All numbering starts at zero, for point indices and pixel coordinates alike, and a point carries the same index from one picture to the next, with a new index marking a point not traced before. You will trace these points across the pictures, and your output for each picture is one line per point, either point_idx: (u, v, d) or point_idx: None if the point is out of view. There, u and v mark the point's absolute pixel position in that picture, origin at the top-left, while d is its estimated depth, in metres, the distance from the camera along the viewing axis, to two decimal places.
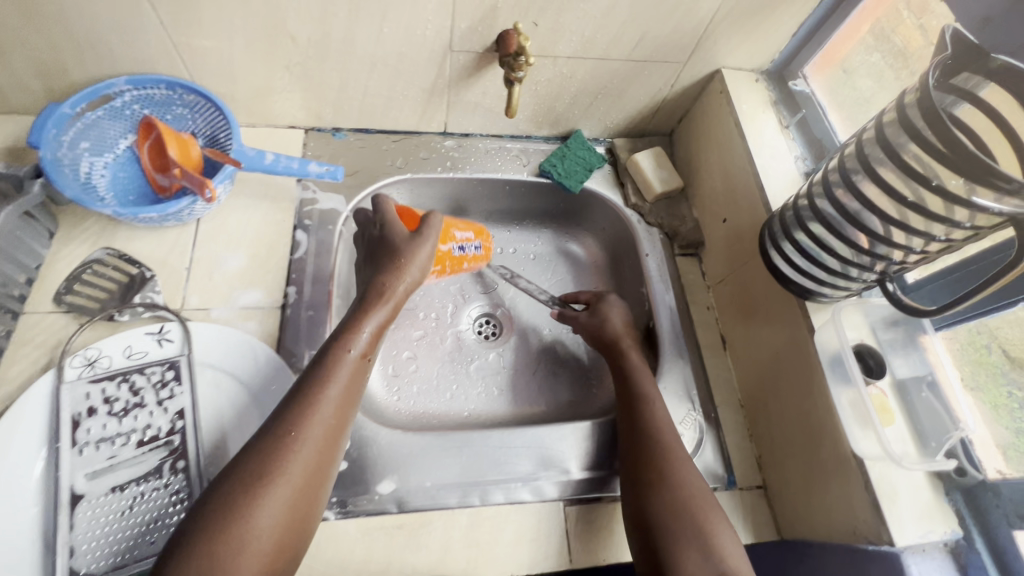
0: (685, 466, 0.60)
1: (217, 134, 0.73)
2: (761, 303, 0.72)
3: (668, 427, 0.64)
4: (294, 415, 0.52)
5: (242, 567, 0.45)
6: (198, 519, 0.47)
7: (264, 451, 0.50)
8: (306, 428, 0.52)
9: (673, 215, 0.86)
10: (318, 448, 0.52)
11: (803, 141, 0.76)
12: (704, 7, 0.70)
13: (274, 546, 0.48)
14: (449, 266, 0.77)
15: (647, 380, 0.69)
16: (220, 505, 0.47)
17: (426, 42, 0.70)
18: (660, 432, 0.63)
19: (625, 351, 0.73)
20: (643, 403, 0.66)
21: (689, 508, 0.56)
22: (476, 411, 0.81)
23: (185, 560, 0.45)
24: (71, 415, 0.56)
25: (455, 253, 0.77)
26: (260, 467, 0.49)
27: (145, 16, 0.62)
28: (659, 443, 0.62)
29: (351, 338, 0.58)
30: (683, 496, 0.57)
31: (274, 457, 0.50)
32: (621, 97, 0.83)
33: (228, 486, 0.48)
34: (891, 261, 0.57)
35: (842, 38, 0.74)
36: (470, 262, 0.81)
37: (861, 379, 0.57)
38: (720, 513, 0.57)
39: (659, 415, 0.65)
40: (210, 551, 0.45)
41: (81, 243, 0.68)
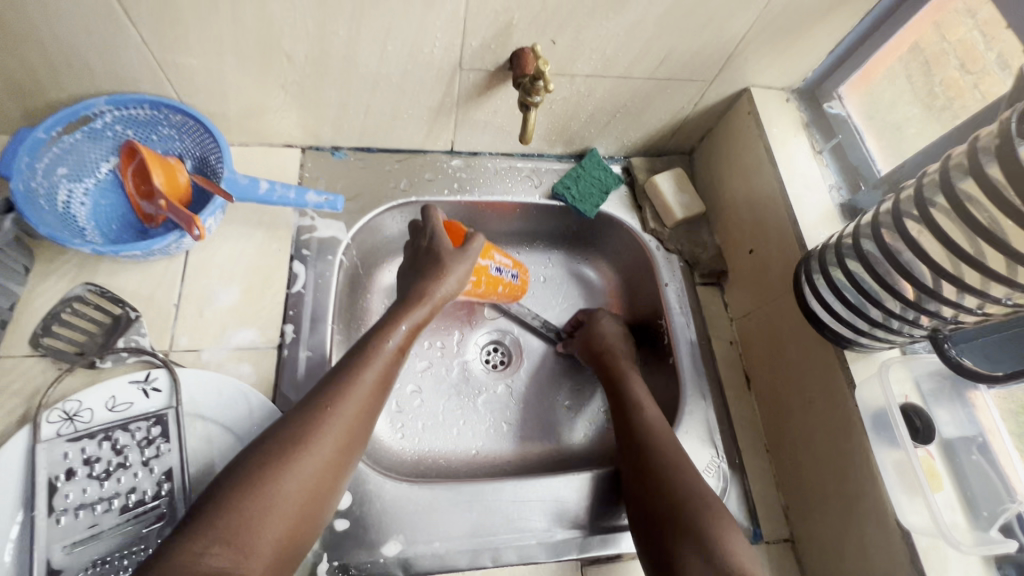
0: (685, 470, 0.59)
1: (207, 157, 0.68)
2: (790, 344, 0.67)
3: (665, 435, 0.63)
4: (334, 392, 0.53)
5: (266, 528, 0.45)
6: (230, 477, 0.47)
7: (305, 419, 0.51)
8: (344, 405, 0.53)
9: (693, 242, 0.81)
10: (353, 426, 0.53)
11: (837, 168, 0.72)
12: (738, 24, 0.64)
13: (299, 513, 0.48)
14: (484, 285, 0.73)
15: (642, 392, 0.69)
16: (252, 467, 0.47)
17: (434, 61, 0.64)
18: (657, 438, 0.63)
19: (618, 365, 0.73)
20: (638, 410, 0.66)
21: (691, 513, 0.54)
22: (484, 449, 0.75)
23: (214, 514, 0.44)
24: (48, 478, 0.51)
25: (491, 273, 0.73)
26: (298, 433, 0.50)
27: (125, 35, 0.56)
28: (657, 447, 0.61)
29: (391, 327, 0.60)
30: (686, 499, 0.56)
31: (311, 427, 0.51)
32: (641, 115, 0.78)
33: (263, 450, 0.49)
34: (946, 320, 0.52)
35: (881, 57, 0.69)
36: (505, 288, 0.77)
37: (910, 441, 0.54)
38: (725, 518, 0.55)
39: (656, 423, 0.65)
40: (240, 507, 0.45)
41: (60, 278, 0.63)
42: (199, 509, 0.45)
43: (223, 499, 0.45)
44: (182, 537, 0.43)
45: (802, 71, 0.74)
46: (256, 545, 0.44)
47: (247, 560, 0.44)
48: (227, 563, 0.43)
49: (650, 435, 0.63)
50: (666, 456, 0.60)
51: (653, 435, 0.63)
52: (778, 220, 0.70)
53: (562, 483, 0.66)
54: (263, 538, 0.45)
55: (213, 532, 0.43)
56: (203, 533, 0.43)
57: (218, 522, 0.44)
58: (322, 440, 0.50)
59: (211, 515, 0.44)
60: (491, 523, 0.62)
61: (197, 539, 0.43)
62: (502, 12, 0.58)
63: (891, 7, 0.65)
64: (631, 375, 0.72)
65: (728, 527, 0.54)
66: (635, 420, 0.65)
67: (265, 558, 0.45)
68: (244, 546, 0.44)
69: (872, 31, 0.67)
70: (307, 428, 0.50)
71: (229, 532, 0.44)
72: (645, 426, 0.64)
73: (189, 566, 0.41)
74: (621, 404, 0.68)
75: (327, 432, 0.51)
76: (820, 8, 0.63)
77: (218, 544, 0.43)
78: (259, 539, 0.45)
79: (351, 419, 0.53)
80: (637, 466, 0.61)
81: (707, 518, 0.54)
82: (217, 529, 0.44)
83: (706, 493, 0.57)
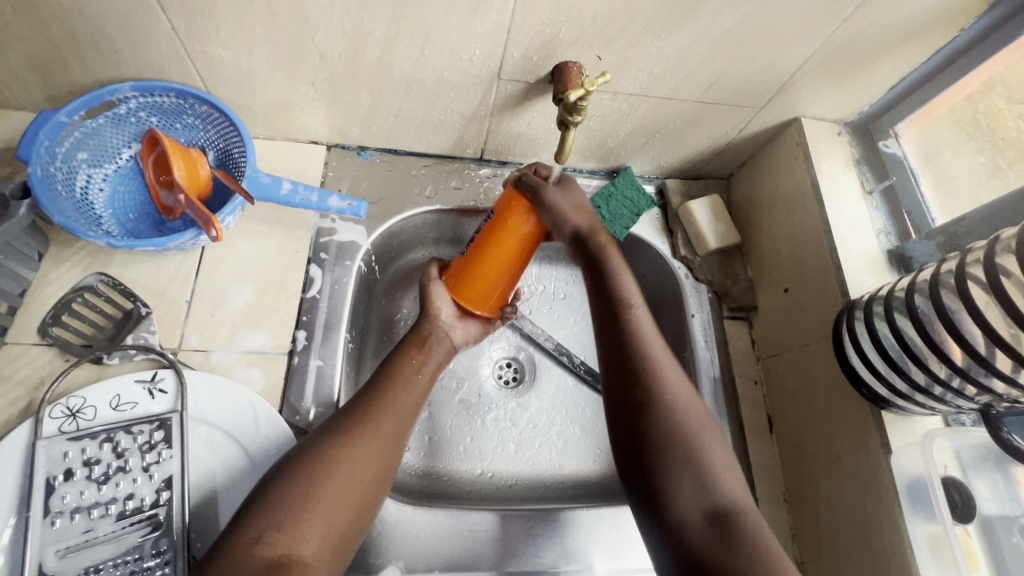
0: (671, 383, 0.53)
1: (230, 149, 0.66)
2: (822, 395, 0.63)
3: (657, 351, 0.54)
4: (377, 394, 0.53)
5: (313, 520, 0.44)
6: (282, 471, 0.47)
7: (350, 416, 0.51)
8: (387, 403, 0.52)
9: (725, 273, 0.77)
10: (395, 420, 0.52)
11: (887, 212, 0.69)
12: (798, 52, 0.60)
13: (352, 499, 0.46)
14: (472, 268, 0.58)
15: (625, 276, 0.58)
16: (297, 467, 0.46)
17: (472, 68, 0.61)
18: (645, 344, 0.54)
19: (605, 248, 0.59)
20: (627, 308, 0.56)
21: (681, 435, 0.50)
22: (491, 470, 0.72)
23: (261, 509, 0.43)
24: (46, 478, 0.50)
25: (464, 257, 0.59)
26: (346, 426, 0.50)
27: (155, 23, 0.54)
28: (643, 352, 0.53)
29: (420, 345, 0.59)
30: (677, 418, 0.51)
31: (356, 422, 0.50)
32: (681, 138, 0.74)
33: (311, 445, 0.48)
34: (1000, 397, 0.48)
35: (945, 97, 0.65)
36: (488, 238, 0.57)
37: (948, 516, 0.51)
38: (711, 433, 0.51)
39: (642, 321, 0.56)
40: (287, 497, 0.44)
41: (75, 264, 0.62)
42: (251, 502, 0.45)
43: (272, 489, 0.45)
44: (234, 531, 0.42)
45: (859, 104, 0.70)
46: (308, 531, 0.43)
47: (297, 548, 0.42)
48: (279, 552, 0.41)
49: (636, 343, 0.54)
50: (654, 362, 0.53)
51: (637, 333, 0.55)
52: (819, 262, 0.66)
53: (566, 516, 0.64)
54: (314, 525, 0.43)
55: (265, 520, 0.42)
56: (258, 521, 0.43)
57: (271, 510, 0.43)
58: (368, 434, 0.49)
59: (265, 503, 0.44)
60: (489, 558, 0.61)
61: (250, 527, 0.42)
62: (549, 23, 0.55)
63: (965, 45, 0.60)
64: (612, 258, 0.58)
65: (714, 447, 0.50)
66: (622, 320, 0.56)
67: (314, 545, 0.43)
68: (296, 532, 0.43)
69: (942, 69, 0.63)
70: (353, 422, 0.50)
71: (283, 516, 0.43)
72: (633, 332, 0.55)
73: (243, 558, 0.40)
74: (603, 300, 0.57)
75: (371, 427, 0.50)
76: (888, 41, 0.59)
77: (271, 531, 0.42)
78: (310, 525, 0.43)
79: (393, 417, 0.52)
80: (622, 379, 0.53)
81: (699, 445, 0.50)
82: (273, 515, 0.43)
83: (694, 408, 0.52)
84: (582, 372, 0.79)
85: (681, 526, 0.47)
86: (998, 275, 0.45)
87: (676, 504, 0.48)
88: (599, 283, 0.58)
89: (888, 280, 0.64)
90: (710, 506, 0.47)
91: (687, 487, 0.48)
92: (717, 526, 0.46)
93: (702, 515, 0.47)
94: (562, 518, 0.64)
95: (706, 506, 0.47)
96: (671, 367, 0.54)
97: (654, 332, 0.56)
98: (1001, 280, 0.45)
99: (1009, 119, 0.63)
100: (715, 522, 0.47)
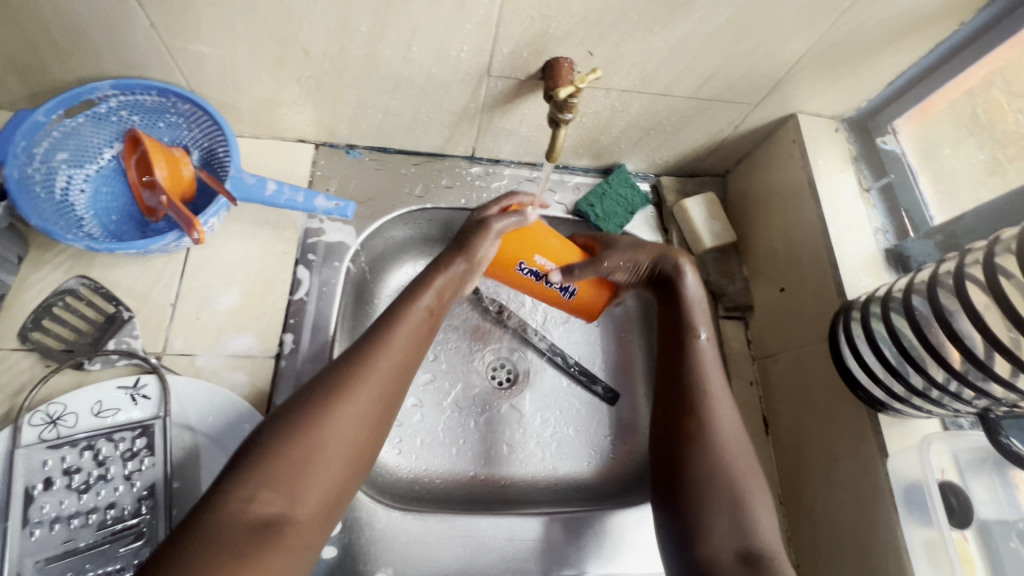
0: (726, 420, 0.54)
1: (215, 149, 0.64)
2: (818, 397, 0.63)
3: (716, 387, 0.56)
4: (371, 343, 0.50)
5: (310, 478, 0.42)
6: (273, 425, 0.44)
7: (344, 366, 0.48)
8: (383, 351, 0.49)
9: (721, 272, 0.76)
10: (393, 369, 0.49)
11: (884, 210, 0.68)
12: (795, 46, 0.58)
13: (348, 458, 0.45)
14: (510, 276, 0.66)
15: (699, 311, 0.61)
16: (290, 423, 0.44)
17: (461, 65, 0.59)
18: (706, 381, 0.56)
19: (681, 282, 0.62)
20: (694, 342, 0.58)
21: (723, 474, 0.51)
22: (484, 472, 0.71)
23: (252, 466, 0.42)
24: (25, 487, 0.49)
25: (518, 271, 0.64)
26: (340, 381, 0.47)
27: (133, 19, 0.52)
28: (703, 390, 0.56)
29: (424, 290, 0.55)
30: (723, 455, 0.52)
31: (349, 373, 0.47)
32: (676, 135, 0.72)
33: (304, 398, 0.46)
34: (998, 401, 0.47)
35: (944, 93, 0.64)
36: (543, 291, 0.67)
37: (946, 521, 0.50)
38: (756, 478, 0.52)
39: (707, 358, 0.58)
40: (279, 456, 0.42)
41: (56, 267, 0.61)
42: (241, 454, 0.43)
43: (262, 446, 0.43)
44: (221, 489, 0.41)
45: (856, 100, 0.69)
46: (303, 492, 0.42)
47: (292, 509, 0.41)
48: (273, 513, 0.40)
49: (695, 380, 0.56)
50: (712, 401, 0.55)
51: (701, 369, 0.57)
52: (816, 261, 0.65)
53: (560, 521, 0.63)
54: (311, 486, 0.42)
55: (256, 481, 0.41)
56: (247, 481, 0.41)
57: (261, 470, 0.41)
58: (364, 386, 0.47)
59: (255, 462, 0.42)
60: (481, 563, 0.60)
61: (240, 488, 0.41)
62: (539, 18, 0.53)
63: (965, 39, 0.59)
64: (689, 293, 0.61)
65: (757, 492, 0.51)
66: (689, 354, 0.58)
67: (310, 507, 0.42)
68: (290, 493, 0.41)
69: (941, 64, 0.62)
70: (347, 373, 0.47)
71: (278, 477, 0.41)
72: (697, 363, 0.57)
73: (234, 520, 0.39)
74: (672, 328, 0.61)
75: (367, 379, 0.47)
76: (888, 34, 0.58)
77: (263, 492, 0.41)
78: (306, 486, 0.42)
79: (392, 369, 0.49)
80: (674, 412, 0.56)
81: (737, 486, 0.51)
82: (263, 475, 0.41)
83: (743, 450, 0.53)
84: (576, 373, 0.77)
85: (710, 562, 0.48)
86: (998, 276, 0.44)
87: (710, 538, 0.49)
88: (669, 318, 0.61)
89: (886, 279, 0.63)
90: (742, 546, 0.48)
91: (721, 524, 0.49)
92: (748, 565, 0.47)
93: (734, 555, 0.48)
94: (556, 522, 0.63)
95: (739, 546, 0.48)
96: (727, 408, 0.55)
97: (717, 370, 0.57)
98: (1002, 282, 0.44)
99: (1009, 113, 0.62)
100: (747, 562, 0.47)
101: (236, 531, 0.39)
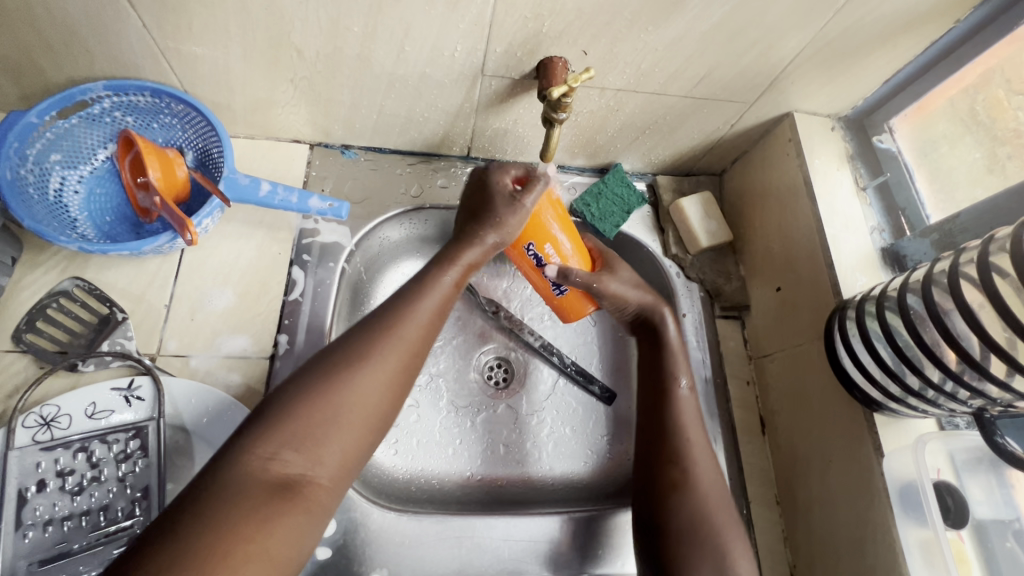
0: (705, 465, 0.56)
1: (209, 149, 0.64)
2: (814, 396, 0.62)
3: (696, 440, 0.57)
4: (395, 312, 0.50)
5: (333, 439, 0.42)
6: (296, 386, 0.44)
7: (369, 332, 0.48)
8: (406, 320, 0.49)
9: (717, 271, 0.76)
10: (417, 338, 0.49)
11: (881, 209, 0.67)
12: (790, 45, 0.58)
13: (369, 424, 0.44)
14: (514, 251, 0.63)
15: (679, 357, 0.63)
16: (314, 383, 0.43)
17: (455, 64, 0.59)
18: (686, 427, 0.58)
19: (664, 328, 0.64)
20: (674, 389, 0.60)
21: (704, 520, 0.52)
22: (480, 472, 0.71)
23: (276, 423, 0.41)
24: (18, 489, 0.49)
25: (522, 251, 0.62)
26: (364, 346, 0.46)
27: (125, 20, 0.52)
28: (683, 436, 0.57)
29: (447, 264, 0.55)
30: (703, 501, 0.54)
31: (374, 338, 0.47)
32: (672, 134, 0.72)
33: (328, 360, 0.45)
34: (993, 401, 0.47)
35: (940, 91, 0.64)
36: (536, 278, 0.64)
37: (940, 521, 0.50)
38: (734, 523, 0.53)
39: (687, 405, 0.60)
40: (304, 415, 0.42)
41: (50, 269, 0.61)
42: (264, 411, 0.43)
43: (286, 403, 0.42)
44: (244, 446, 0.40)
45: (852, 98, 0.69)
46: (325, 453, 0.41)
47: (313, 470, 0.41)
48: (295, 472, 0.40)
49: (676, 427, 0.58)
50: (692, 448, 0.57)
51: (681, 416, 0.59)
52: (812, 260, 0.65)
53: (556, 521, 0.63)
54: (333, 448, 0.42)
55: (280, 439, 0.40)
56: (271, 438, 0.41)
57: (284, 427, 0.41)
58: (388, 351, 0.47)
59: (279, 420, 0.41)
60: (476, 565, 0.60)
61: (264, 445, 0.40)
62: (532, 17, 0.53)
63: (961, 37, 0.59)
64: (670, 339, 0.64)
65: (736, 538, 0.52)
66: (669, 401, 0.60)
67: (331, 469, 0.42)
68: (313, 454, 0.41)
69: (937, 62, 0.62)
70: (371, 339, 0.47)
71: (299, 437, 0.41)
72: (677, 411, 0.59)
73: (257, 476, 0.39)
74: (655, 373, 0.62)
75: (392, 346, 0.47)
76: (883, 33, 0.58)
77: (287, 451, 0.40)
78: (328, 447, 0.42)
79: (415, 338, 0.49)
80: (655, 458, 0.57)
81: (717, 533, 0.52)
82: (287, 434, 0.41)
83: (720, 495, 0.54)
84: (572, 373, 0.77)
85: None
86: (992, 275, 0.44)
87: None
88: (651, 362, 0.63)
89: (882, 279, 0.63)
90: None
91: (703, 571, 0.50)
92: None
93: None
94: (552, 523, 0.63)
95: None
96: (705, 454, 0.57)
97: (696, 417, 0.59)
98: (996, 281, 0.43)
99: (1009, 109, 0.61)
100: None
101: (259, 488, 0.38)
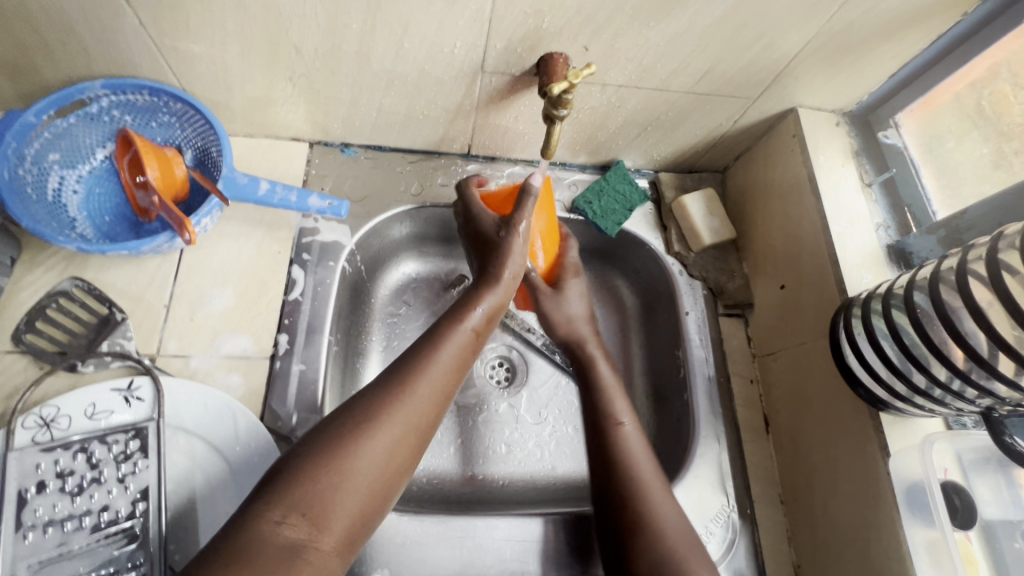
0: (657, 498, 0.52)
1: (207, 148, 0.64)
2: (819, 395, 0.62)
3: (647, 472, 0.53)
4: (411, 364, 0.47)
5: (341, 502, 0.39)
6: (309, 444, 0.42)
7: (384, 386, 0.45)
8: (423, 374, 0.47)
9: (720, 269, 0.75)
10: (433, 394, 0.46)
11: (886, 205, 0.67)
12: (795, 39, 0.57)
13: (377, 488, 0.42)
14: None
15: (614, 390, 0.60)
16: (326, 442, 0.41)
17: (454, 61, 0.58)
18: (632, 460, 0.54)
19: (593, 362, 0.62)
20: (616, 425, 0.57)
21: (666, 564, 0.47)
22: (483, 471, 0.71)
23: (286, 484, 0.39)
24: (17, 491, 0.49)
25: None
26: (380, 404, 0.44)
27: (122, 18, 0.52)
28: (631, 472, 0.53)
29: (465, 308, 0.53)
30: (660, 542, 0.49)
31: (390, 393, 0.45)
32: (675, 130, 0.72)
33: (342, 417, 0.43)
34: (1002, 400, 0.46)
35: (947, 85, 0.63)
36: None
37: (948, 522, 0.49)
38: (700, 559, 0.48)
39: (633, 439, 0.56)
40: (313, 477, 0.40)
41: (49, 269, 0.60)
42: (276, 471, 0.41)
43: (297, 464, 0.40)
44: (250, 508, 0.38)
45: (858, 93, 0.68)
46: (332, 518, 0.39)
47: (319, 537, 0.38)
48: (300, 537, 0.37)
49: (623, 462, 0.54)
50: (643, 482, 0.52)
51: (625, 448, 0.55)
52: (817, 257, 0.64)
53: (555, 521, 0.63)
54: (339, 513, 0.39)
55: (286, 501, 0.38)
56: (280, 500, 0.38)
57: (292, 489, 0.39)
58: (402, 408, 0.44)
59: (287, 481, 0.39)
60: (478, 565, 0.59)
61: (270, 508, 0.38)
62: (532, 13, 0.52)
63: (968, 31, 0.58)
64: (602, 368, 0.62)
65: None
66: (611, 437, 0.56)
67: (337, 534, 0.39)
68: (319, 519, 0.39)
69: (944, 56, 0.61)
70: (387, 393, 0.45)
71: (307, 502, 0.39)
72: (624, 446, 0.55)
73: (261, 540, 0.36)
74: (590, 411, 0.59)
75: (406, 403, 0.45)
76: (889, 26, 0.57)
77: (293, 514, 0.38)
78: (335, 510, 0.39)
79: (430, 393, 0.46)
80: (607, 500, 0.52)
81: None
82: (295, 496, 0.39)
83: (680, 530, 0.50)
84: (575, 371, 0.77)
85: None
86: (1002, 272, 0.43)
87: None
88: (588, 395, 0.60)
89: (887, 276, 0.62)
90: None
91: None
92: None
93: None
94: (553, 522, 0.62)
95: None
96: (659, 488, 0.53)
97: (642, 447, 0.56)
98: (1004, 278, 0.43)
99: (1016, 103, 0.60)
100: None
101: (263, 555, 0.36)
